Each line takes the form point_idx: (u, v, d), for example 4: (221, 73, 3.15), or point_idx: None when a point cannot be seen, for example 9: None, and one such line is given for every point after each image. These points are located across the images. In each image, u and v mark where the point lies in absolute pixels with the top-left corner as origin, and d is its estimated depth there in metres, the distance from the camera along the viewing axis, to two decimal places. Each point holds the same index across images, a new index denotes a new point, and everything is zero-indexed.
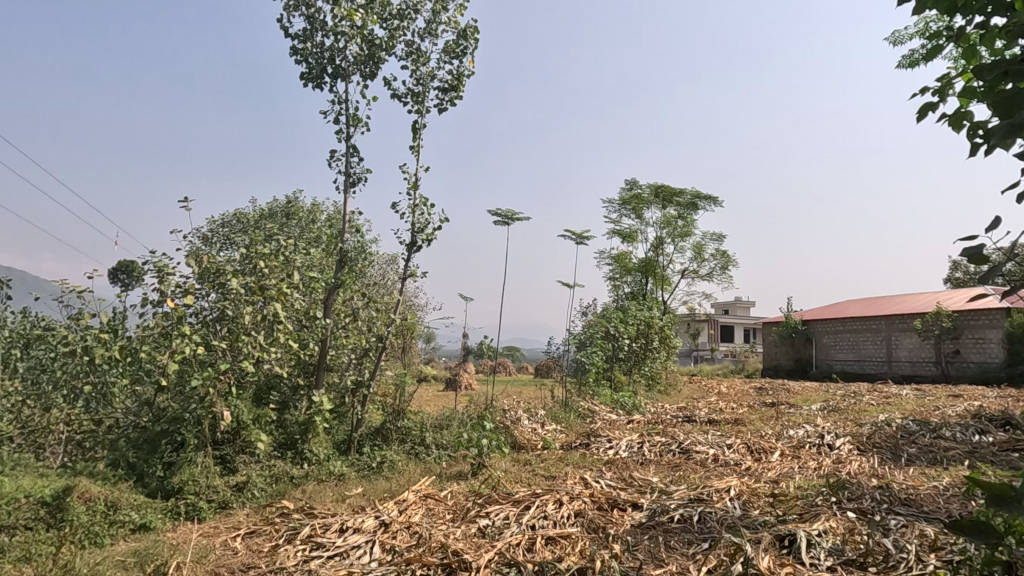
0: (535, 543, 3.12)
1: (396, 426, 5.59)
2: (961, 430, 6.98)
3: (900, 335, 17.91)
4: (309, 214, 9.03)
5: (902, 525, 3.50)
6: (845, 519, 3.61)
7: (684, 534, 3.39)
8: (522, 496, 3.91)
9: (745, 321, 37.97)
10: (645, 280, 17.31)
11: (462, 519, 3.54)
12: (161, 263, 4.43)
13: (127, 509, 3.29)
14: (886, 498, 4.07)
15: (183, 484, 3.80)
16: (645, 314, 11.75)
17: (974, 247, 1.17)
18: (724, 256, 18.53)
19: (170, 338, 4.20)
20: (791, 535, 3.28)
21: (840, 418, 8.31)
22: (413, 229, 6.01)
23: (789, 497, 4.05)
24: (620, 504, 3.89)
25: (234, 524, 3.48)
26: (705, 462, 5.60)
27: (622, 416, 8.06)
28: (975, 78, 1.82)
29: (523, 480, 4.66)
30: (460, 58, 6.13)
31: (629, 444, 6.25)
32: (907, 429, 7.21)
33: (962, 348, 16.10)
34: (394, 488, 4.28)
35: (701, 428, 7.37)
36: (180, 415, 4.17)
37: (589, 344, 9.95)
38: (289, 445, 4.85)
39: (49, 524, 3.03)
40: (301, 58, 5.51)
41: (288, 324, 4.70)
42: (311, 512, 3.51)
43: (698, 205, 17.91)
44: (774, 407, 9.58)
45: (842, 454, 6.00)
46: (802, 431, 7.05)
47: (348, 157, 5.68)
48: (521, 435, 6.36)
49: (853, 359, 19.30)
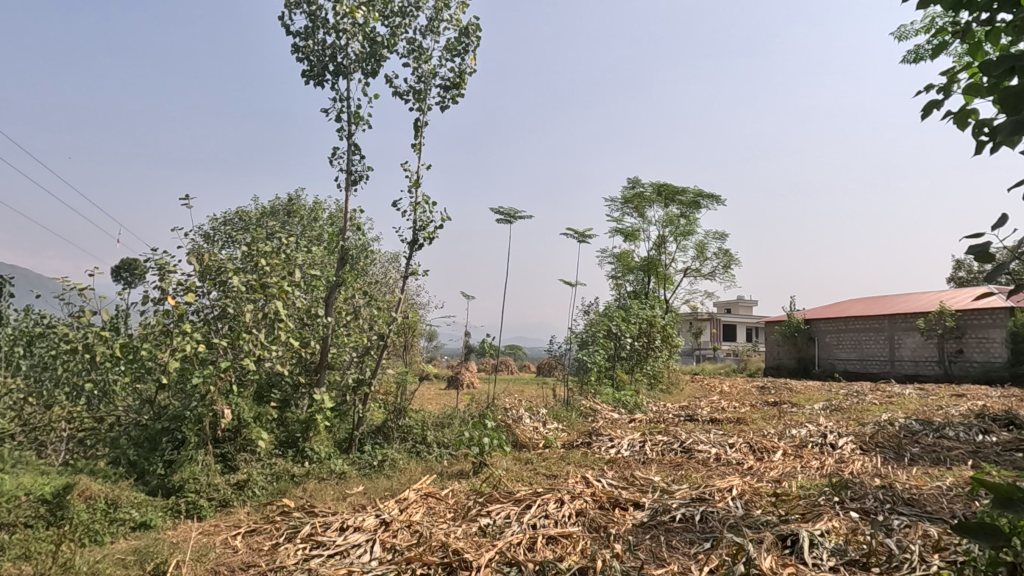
0: (536, 543, 3.11)
1: (396, 425, 5.58)
2: (965, 430, 6.95)
3: (903, 335, 17.84)
4: (310, 212, 9.01)
5: (905, 525, 3.48)
6: (848, 519, 3.59)
7: (685, 534, 3.37)
8: (523, 495, 3.90)
9: (747, 321, 37.85)
10: (647, 279, 17.26)
11: (463, 518, 3.53)
12: (162, 261, 4.42)
13: (128, 507, 3.29)
14: (889, 498, 4.06)
15: (184, 482, 3.80)
16: (647, 314, 11.72)
17: (980, 246, 1.16)
18: (727, 255, 18.47)
19: (171, 336, 4.19)
20: (794, 535, 3.26)
21: (842, 417, 8.29)
22: (415, 227, 6.00)
23: (791, 497, 4.03)
24: (621, 504, 3.88)
25: (234, 522, 3.48)
26: (707, 461, 5.58)
27: (623, 415, 8.04)
28: (980, 75, 1.80)
29: (524, 480, 4.65)
30: (461, 56, 6.11)
31: (630, 443, 6.24)
32: (910, 429, 7.18)
33: (966, 347, 16.05)
34: (395, 487, 4.27)
35: (703, 427, 7.34)
36: (180, 413, 4.16)
37: (591, 343, 9.88)
38: (290, 444, 4.85)
39: (49, 522, 3.03)
40: (303, 55, 5.50)
41: (289, 323, 4.69)
42: (311, 511, 3.50)
43: (700, 204, 17.86)
44: (776, 407, 9.56)
45: (845, 453, 5.98)
46: (805, 430, 7.03)
47: (350, 155, 5.67)
48: (522, 434, 6.34)
49: (856, 359, 19.25)
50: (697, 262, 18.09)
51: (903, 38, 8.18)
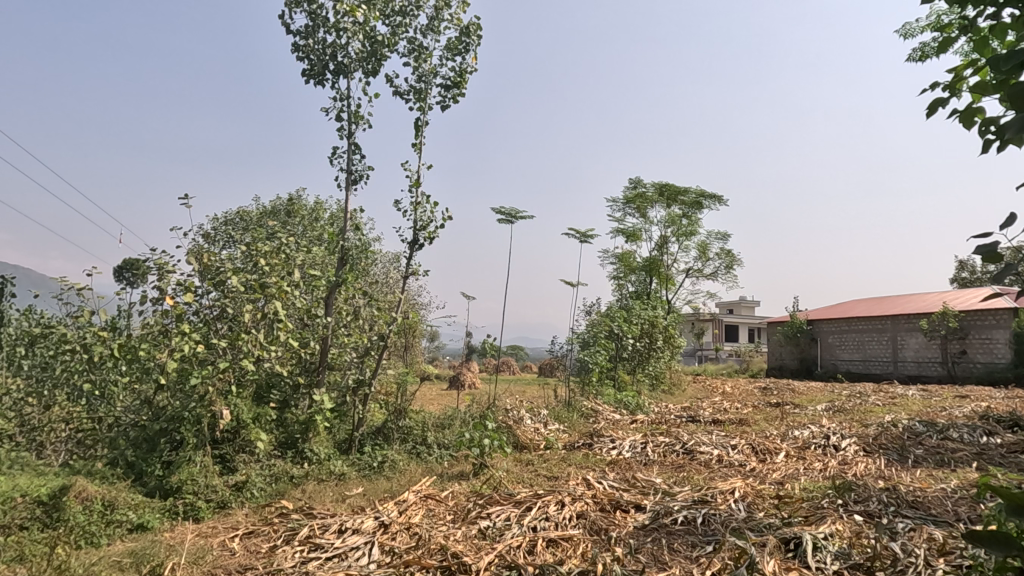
0: (536, 545, 3.08)
1: (396, 426, 5.55)
2: (969, 431, 6.91)
3: (906, 335, 17.76)
4: (311, 212, 8.99)
5: (909, 528, 3.43)
6: (851, 522, 3.55)
7: (687, 536, 3.34)
8: (524, 497, 3.86)
9: (750, 322, 37.69)
10: (649, 280, 17.20)
11: (462, 520, 3.50)
12: (161, 261, 4.41)
13: (125, 508, 3.27)
14: (893, 501, 4.01)
15: (182, 483, 3.77)
16: (649, 314, 11.68)
17: (988, 246, 1.14)
18: (729, 256, 18.41)
19: (169, 336, 4.17)
20: (797, 539, 3.21)
21: (845, 418, 8.25)
22: (416, 227, 5.98)
23: (794, 500, 3.99)
24: (622, 506, 3.85)
25: (232, 524, 3.45)
26: (709, 462, 5.55)
27: (625, 416, 8.00)
28: (988, 74, 1.78)
29: (525, 481, 4.62)
30: (462, 55, 6.09)
31: (632, 444, 6.21)
32: (914, 430, 7.14)
33: (969, 348, 15.99)
34: (394, 488, 4.25)
35: (705, 428, 7.32)
36: (179, 413, 4.14)
37: (592, 343, 9.83)
38: (290, 445, 4.83)
39: (44, 524, 3.01)
40: (303, 55, 5.47)
41: (289, 323, 4.67)
42: (310, 513, 3.47)
43: (703, 204, 17.82)
44: (779, 407, 9.54)
45: (848, 455, 5.94)
46: (807, 431, 7.00)
47: (350, 155, 5.65)
48: (524, 435, 6.30)
49: (858, 360, 19.18)
50: (700, 263, 18.02)
51: (908, 36, 8.16)
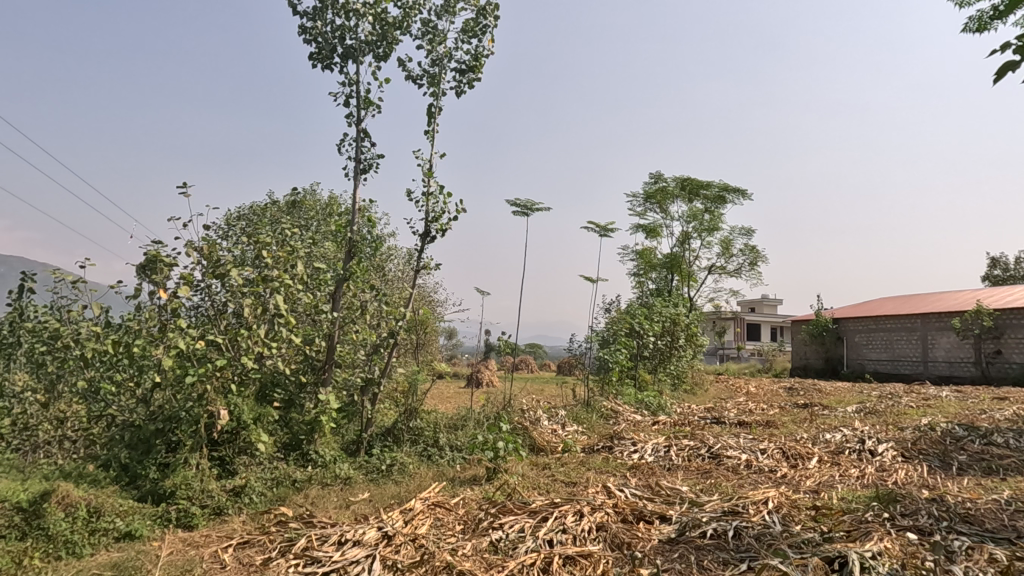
0: (553, 563, 2.81)
1: (407, 426, 5.29)
2: (1015, 437, 6.41)
3: (937, 334, 17.00)
4: (324, 206, 8.77)
5: (967, 547, 3.07)
6: (903, 541, 3.18)
7: (718, 552, 3.03)
8: (539, 506, 3.57)
9: (772, 321, 36.95)
10: (670, 277, 16.75)
11: (473, 531, 3.24)
12: (158, 252, 4.20)
13: (111, 515, 3.08)
14: (945, 514, 3.63)
15: (176, 488, 3.57)
16: (670, 312, 11.34)
17: None
18: (754, 252, 17.88)
19: (166, 332, 3.99)
20: (842, 558, 2.87)
21: (878, 420, 7.84)
22: (427, 218, 5.73)
23: (834, 512, 3.65)
24: (646, 517, 3.55)
25: (227, 532, 3.24)
26: (737, 468, 5.20)
27: (646, 417, 7.69)
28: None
29: (540, 488, 4.34)
30: (479, 38, 5.83)
31: (655, 448, 5.87)
32: (954, 434, 6.64)
33: (1005, 348, 15.23)
34: (402, 494, 4.00)
35: (730, 431, 6.98)
36: (176, 414, 3.96)
37: (612, 341, 9.46)
38: (294, 447, 4.59)
39: (23, 532, 2.84)
40: (312, 38, 5.25)
41: (293, 319, 4.45)
42: (310, 521, 3.24)
43: (726, 198, 17.29)
44: (805, 409, 9.18)
45: (886, 461, 5.54)
46: (840, 435, 6.57)
47: (358, 142, 5.40)
48: (540, 437, 6.00)
49: (887, 359, 18.43)
50: (723, 259, 17.62)
51: (961, 5, 7.68)
